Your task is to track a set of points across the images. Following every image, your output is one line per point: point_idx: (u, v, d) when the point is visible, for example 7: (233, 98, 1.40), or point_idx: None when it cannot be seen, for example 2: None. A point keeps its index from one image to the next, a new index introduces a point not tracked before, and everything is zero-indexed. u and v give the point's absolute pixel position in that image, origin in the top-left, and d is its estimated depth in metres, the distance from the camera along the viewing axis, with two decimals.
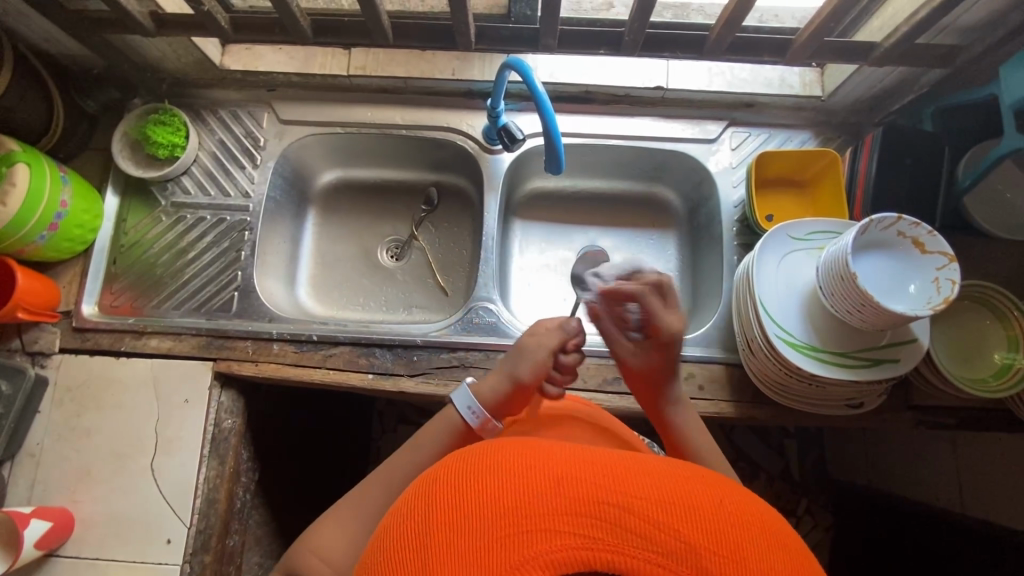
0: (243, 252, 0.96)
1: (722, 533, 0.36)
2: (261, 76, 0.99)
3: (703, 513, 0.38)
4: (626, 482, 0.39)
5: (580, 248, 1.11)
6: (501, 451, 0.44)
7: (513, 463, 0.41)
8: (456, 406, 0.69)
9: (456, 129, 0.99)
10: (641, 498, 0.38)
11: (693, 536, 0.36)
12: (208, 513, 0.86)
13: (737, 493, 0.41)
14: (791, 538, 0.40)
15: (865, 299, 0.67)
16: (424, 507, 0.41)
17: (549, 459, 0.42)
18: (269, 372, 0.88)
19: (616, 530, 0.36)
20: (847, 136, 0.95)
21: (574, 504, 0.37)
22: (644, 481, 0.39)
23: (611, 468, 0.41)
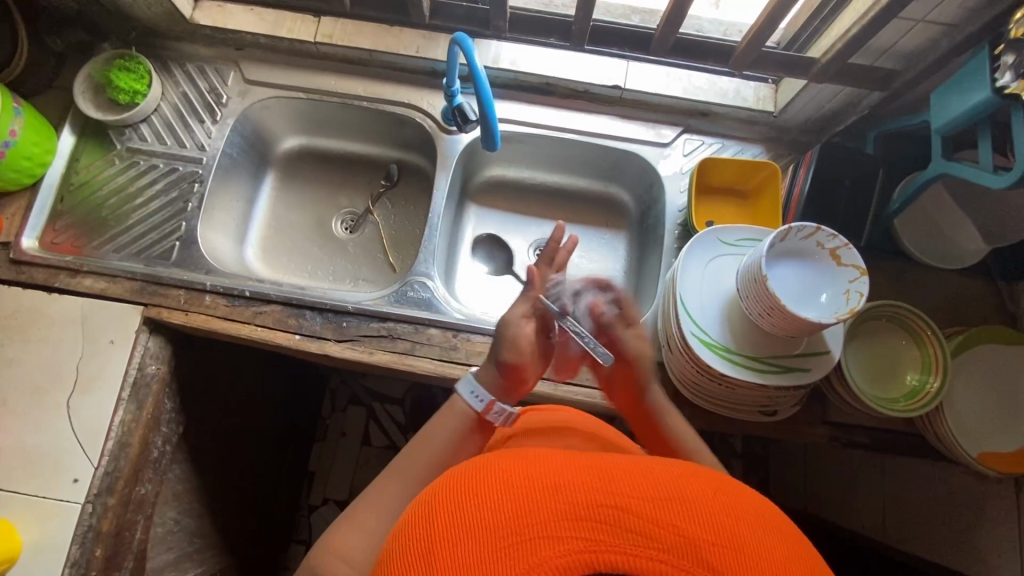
0: (190, 203, 0.97)
1: (720, 525, 0.35)
2: (229, 34, 1.01)
3: (697, 506, 0.36)
4: (621, 483, 0.37)
5: (533, 240, 1.12)
6: (491, 465, 0.42)
7: (506, 475, 0.39)
8: (461, 395, 0.67)
9: (416, 106, 1.00)
10: (638, 497, 0.36)
11: (691, 530, 0.35)
12: (118, 456, 0.86)
13: (725, 484, 0.40)
14: (782, 524, 0.39)
15: (774, 303, 0.69)
16: (419, 530, 0.39)
17: (544, 466, 0.40)
18: (198, 322, 0.88)
19: (614, 529, 0.34)
20: (797, 154, 0.96)
21: (573, 508, 0.36)
22: (641, 480, 0.38)
23: (606, 471, 0.39)
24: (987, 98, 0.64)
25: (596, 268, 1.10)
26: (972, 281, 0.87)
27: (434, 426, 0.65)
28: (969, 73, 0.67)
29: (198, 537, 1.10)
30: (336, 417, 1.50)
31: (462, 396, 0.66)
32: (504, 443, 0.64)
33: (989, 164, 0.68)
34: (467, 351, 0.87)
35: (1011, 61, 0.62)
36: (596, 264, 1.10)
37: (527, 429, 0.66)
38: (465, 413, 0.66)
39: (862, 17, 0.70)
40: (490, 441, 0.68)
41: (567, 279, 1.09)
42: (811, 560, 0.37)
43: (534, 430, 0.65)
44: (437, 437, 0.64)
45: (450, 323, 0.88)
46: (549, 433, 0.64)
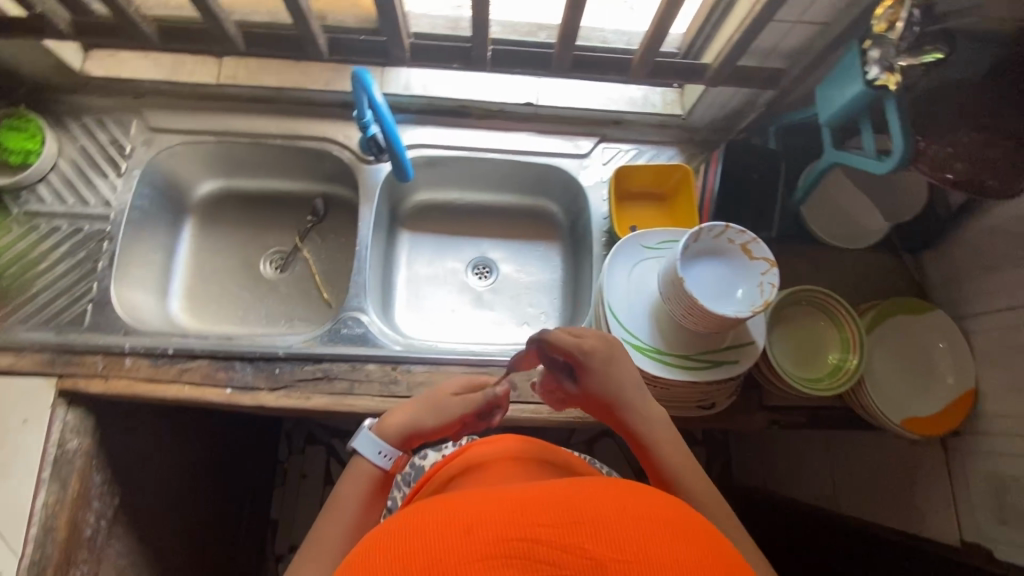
0: (100, 262, 0.92)
1: (629, 539, 0.36)
2: (126, 83, 0.97)
3: (606, 524, 0.37)
4: (534, 512, 0.37)
5: (469, 259, 1.12)
6: (406, 515, 0.40)
7: (418, 523, 0.38)
8: (363, 455, 0.66)
9: (332, 140, 0.99)
10: (550, 524, 0.36)
11: (601, 551, 0.35)
12: (44, 542, 0.80)
13: (637, 493, 0.41)
14: (692, 521, 0.40)
15: (693, 303, 0.71)
16: None
17: (457, 509, 0.39)
18: (119, 388, 0.84)
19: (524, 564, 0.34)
20: (708, 153, 1.00)
21: (483, 548, 0.35)
22: (551, 507, 0.38)
23: (519, 502, 0.39)
24: (861, 90, 0.68)
25: (534, 281, 1.11)
26: (879, 257, 0.92)
27: (348, 489, 0.64)
28: (843, 68, 0.71)
29: None
30: (294, 459, 1.44)
31: (365, 456, 0.66)
32: (443, 484, 0.66)
33: (873, 151, 0.72)
34: (408, 383, 0.86)
35: (876, 55, 0.65)
36: (534, 277, 1.11)
37: (462, 467, 0.68)
38: (370, 472, 0.66)
39: (742, 24, 0.74)
40: (432, 482, 0.71)
41: (507, 295, 1.10)
42: (720, 553, 0.38)
43: (468, 466, 0.68)
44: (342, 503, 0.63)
45: (389, 357, 0.87)
46: (481, 466, 0.67)
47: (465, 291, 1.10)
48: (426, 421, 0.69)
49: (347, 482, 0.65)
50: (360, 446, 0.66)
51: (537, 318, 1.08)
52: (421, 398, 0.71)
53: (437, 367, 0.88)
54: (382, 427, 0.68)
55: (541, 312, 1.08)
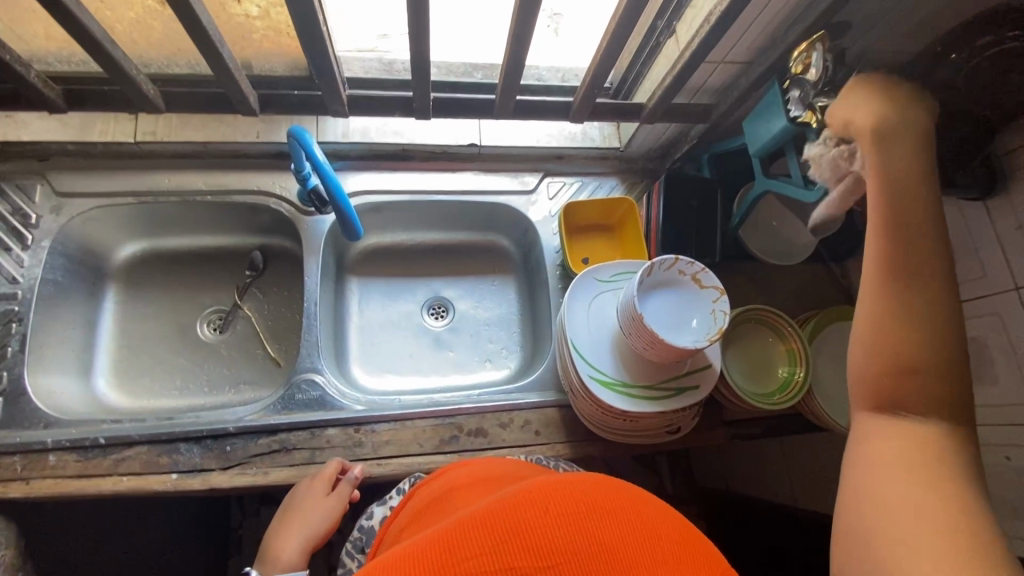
0: (9, 347, 0.82)
1: (550, 545, 0.36)
2: (28, 145, 0.88)
3: (528, 535, 0.37)
4: (455, 550, 0.37)
5: (424, 300, 1.11)
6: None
7: None
8: None
9: (269, 192, 0.94)
10: (476, 554, 0.36)
11: (522, 564, 0.36)
12: None
13: (563, 484, 0.41)
14: (619, 494, 0.41)
15: (654, 337, 0.73)
16: None
17: (389, 561, 0.38)
18: (43, 490, 0.75)
19: None
20: (647, 181, 1.04)
21: None
22: (474, 534, 0.37)
23: (446, 538, 0.38)
24: (786, 126, 0.72)
25: (492, 316, 1.10)
26: (810, 269, 0.99)
27: None
28: (767, 104, 0.76)
29: None
30: None
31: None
32: (395, 534, 0.62)
33: (800, 180, 0.77)
34: (373, 444, 0.83)
35: (796, 95, 0.70)
36: (491, 312, 1.11)
37: (414, 510, 0.65)
38: None
39: (672, 67, 0.78)
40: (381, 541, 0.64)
41: (465, 334, 1.09)
42: (645, 517, 0.39)
43: (418, 509, 0.65)
44: None
45: (351, 418, 0.84)
46: (434, 502, 0.63)
47: (422, 334, 1.08)
48: (312, 529, 0.75)
49: None
50: None
51: (498, 355, 1.07)
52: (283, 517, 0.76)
53: (403, 422, 0.85)
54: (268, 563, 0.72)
55: (502, 347, 1.08)
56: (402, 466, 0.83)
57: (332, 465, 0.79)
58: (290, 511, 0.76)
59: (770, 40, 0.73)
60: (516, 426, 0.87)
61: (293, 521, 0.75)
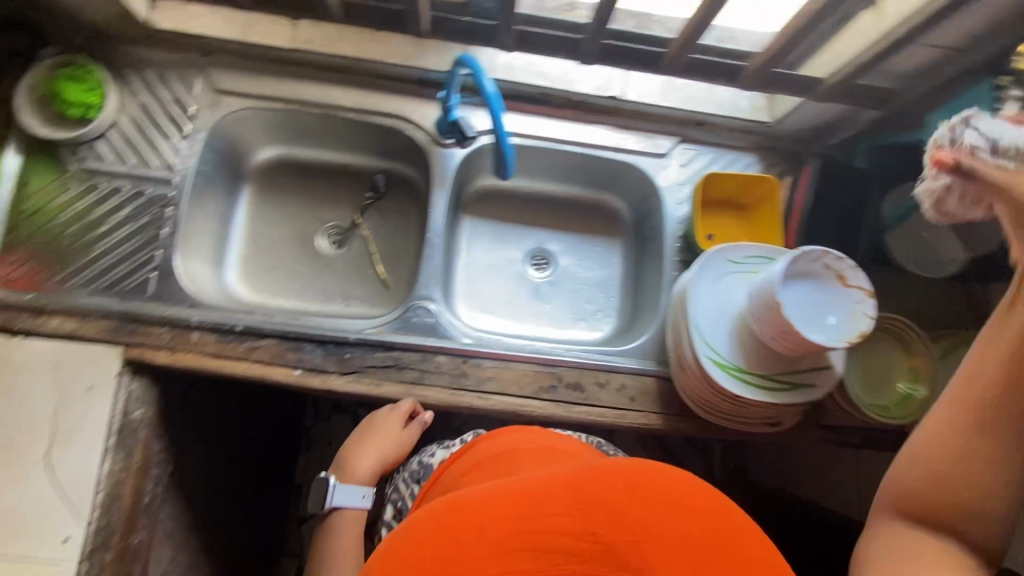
0: (164, 229, 0.88)
1: (633, 522, 0.43)
2: (195, 39, 0.91)
3: (614, 509, 0.43)
4: (545, 502, 0.44)
5: (528, 250, 1.11)
6: (447, 504, 0.46)
7: (453, 524, 0.44)
8: (346, 503, 0.85)
9: (408, 118, 0.94)
10: (563, 513, 0.43)
11: (608, 535, 0.43)
12: (110, 509, 0.81)
13: (642, 467, 0.46)
14: (688, 484, 0.46)
15: (788, 331, 0.71)
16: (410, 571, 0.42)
17: (484, 499, 0.45)
18: (185, 362, 0.82)
19: (542, 552, 0.42)
20: (788, 163, 0.99)
21: (507, 539, 0.42)
22: (569, 494, 0.44)
23: (537, 491, 0.45)
24: None
25: (592, 276, 1.10)
26: None
27: (343, 532, 0.84)
28: (969, 98, 0.69)
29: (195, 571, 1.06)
30: (322, 427, 1.45)
31: (355, 503, 0.86)
32: (456, 477, 0.70)
33: None
34: (476, 378, 0.86)
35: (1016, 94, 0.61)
36: (593, 272, 1.10)
37: (476, 459, 0.71)
38: (353, 515, 0.86)
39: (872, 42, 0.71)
40: (442, 479, 0.72)
41: (564, 289, 1.09)
42: (709, 506, 0.45)
43: (478, 459, 0.71)
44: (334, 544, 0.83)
45: (459, 349, 0.87)
46: (500, 458, 0.69)
47: (523, 282, 1.09)
48: (384, 455, 0.88)
49: (336, 524, 0.85)
50: (331, 498, 0.85)
51: (596, 318, 1.07)
52: (359, 437, 0.90)
53: (506, 363, 0.87)
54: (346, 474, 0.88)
55: (598, 309, 1.08)
56: (501, 404, 0.85)
57: (403, 403, 0.88)
58: (365, 435, 0.89)
59: (999, 28, 0.65)
60: (613, 388, 0.88)
61: (366, 447, 0.88)
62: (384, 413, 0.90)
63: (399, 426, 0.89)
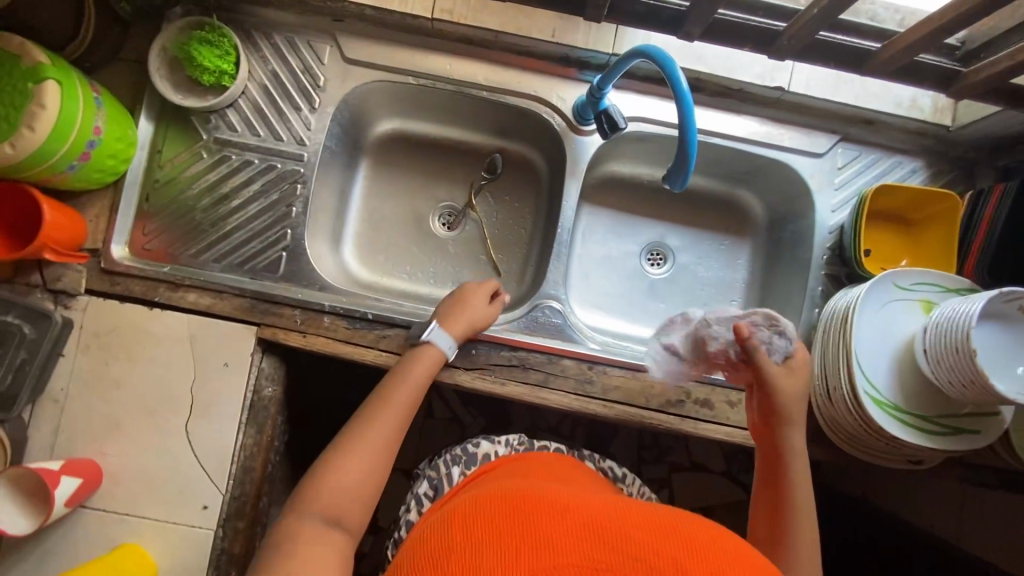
0: (294, 207, 0.86)
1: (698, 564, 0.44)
2: (329, 3, 0.84)
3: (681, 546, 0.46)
4: (620, 521, 0.48)
5: (645, 244, 1.06)
6: (521, 495, 0.52)
7: (528, 505, 0.50)
8: (436, 345, 0.77)
9: (544, 101, 0.88)
10: (633, 537, 0.46)
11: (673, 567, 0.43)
12: (243, 479, 0.83)
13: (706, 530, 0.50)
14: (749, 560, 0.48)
15: (979, 377, 0.64)
16: (477, 531, 0.48)
17: (559, 501, 0.51)
18: (316, 346, 0.82)
19: (608, 549, 0.45)
20: (960, 173, 0.89)
21: (575, 530, 0.46)
22: (633, 520, 0.49)
23: (610, 512, 0.50)
24: None
25: (713, 277, 1.04)
26: None
27: (421, 363, 0.75)
28: None
29: None
30: None
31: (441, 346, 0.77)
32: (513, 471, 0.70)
33: None
34: (603, 385, 0.84)
35: None
36: (713, 273, 1.04)
37: (535, 462, 0.73)
38: (436, 359, 0.76)
39: None
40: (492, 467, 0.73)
41: (682, 288, 1.04)
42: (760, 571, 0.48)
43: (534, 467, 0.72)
44: (408, 370, 0.74)
45: (587, 355, 0.84)
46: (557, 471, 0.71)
47: (639, 278, 1.04)
48: (479, 319, 0.80)
49: (411, 359, 0.76)
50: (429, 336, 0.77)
51: None
52: (449, 301, 0.82)
53: (634, 372, 0.84)
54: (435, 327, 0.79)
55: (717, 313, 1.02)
56: (627, 414, 0.83)
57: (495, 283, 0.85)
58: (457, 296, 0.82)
59: None
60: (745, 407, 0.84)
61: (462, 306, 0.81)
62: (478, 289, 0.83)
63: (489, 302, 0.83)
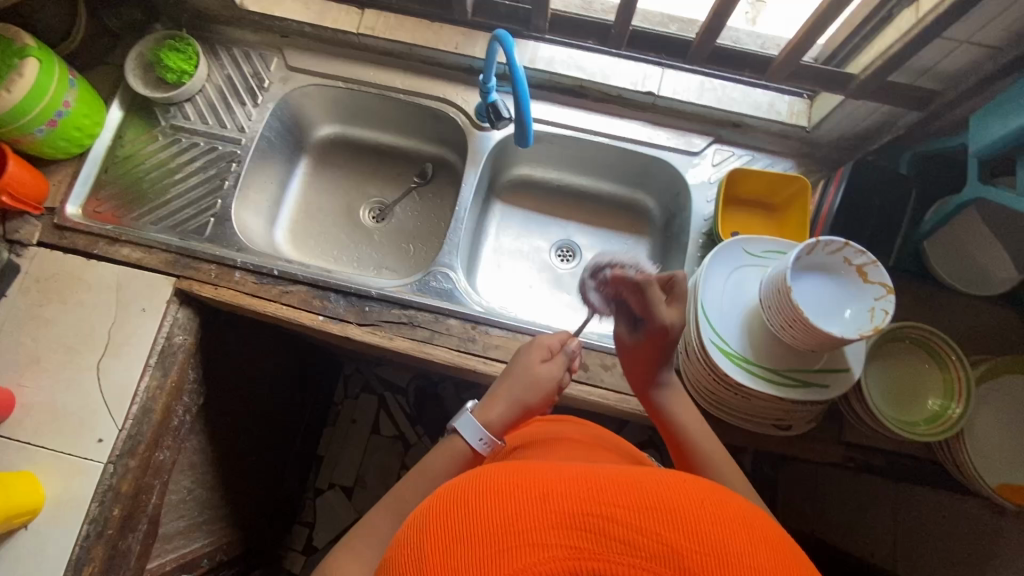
0: (227, 181, 1.00)
1: (702, 532, 0.36)
2: (277, 22, 1.03)
3: (682, 525, 0.36)
4: (620, 495, 0.37)
5: (555, 241, 1.14)
6: (492, 472, 0.41)
7: (513, 485, 0.39)
8: (462, 436, 0.68)
9: (451, 102, 1.02)
10: (635, 528, 0.35)
11: (676, 539, 0.35)
12: (142, 420, 0.88)
13: (716, 496, 0.39)
14: (764, 529, 0.38)
15: (797, 314, 0.68)
16: (443, 510, 0.40)
17: (553, 496, 0.37)
18: (225, 296, 0.91)
19: (603, 539, 0.35)
20: (827, 170, 0.96)
21: (559, 518, 0.36)
22: (640, 495, 0.38)
23: (623, 514, 0.36)
24: None
25: None
26: (1001, 312, 0.84)
27: (442, 461, 0.66)
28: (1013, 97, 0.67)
29: (206, 507, 1.14)
30: (349, 404, 1.58)
31: (467, 440, 0.67)
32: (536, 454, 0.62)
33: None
34: (484, 344, 0.89)
35: None
36: None
37: (545, 438, 0.69)
38: (465, 454, 0.67)
39: (904, 34, 0.71)
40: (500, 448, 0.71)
41: None
42: (789, 553, 0.38)
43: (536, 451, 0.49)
44: (431, 463, 0.66)
45: (470, 316, 0.90)
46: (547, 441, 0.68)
47: (546, 271, 1.11)
48: (520, 398, 0.71)
49: (441, 454, 0.67)
50: (456, 424, 0.68)
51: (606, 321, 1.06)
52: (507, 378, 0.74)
53: (513, 334, 0.89)
54: (480, 413, 0.70)
55: None
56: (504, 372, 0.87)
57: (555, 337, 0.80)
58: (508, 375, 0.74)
59: None
60: (618, 372, 0.88)
61: (508, 386, 0.72)
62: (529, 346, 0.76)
63: (540, 362, 0.75)
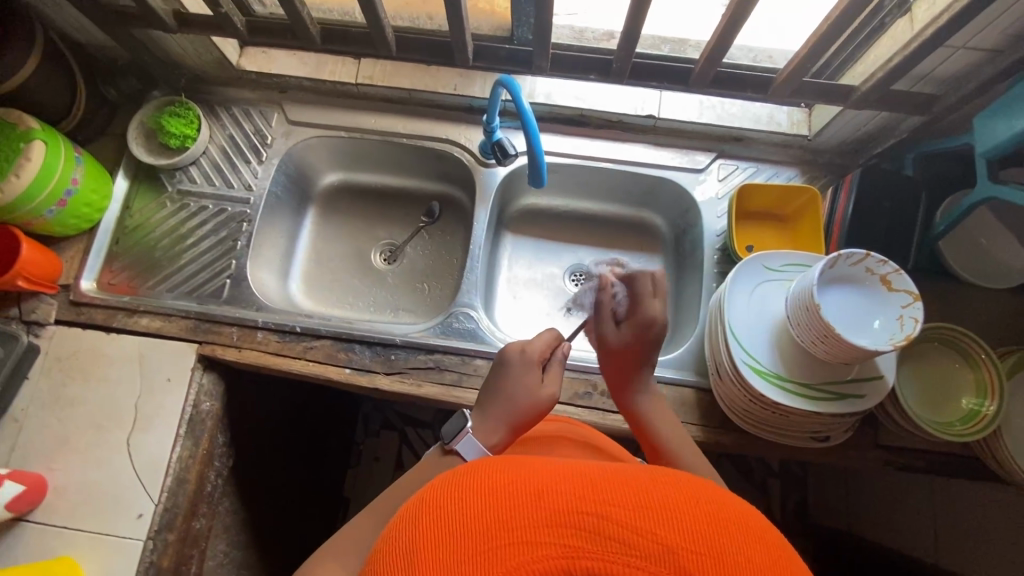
0: (240, 241, 1.00)
1: (700, 530, 0.33)
2: (274, 79, 1.04)
3: (679, 521, 0.33)
4: (612, 489, 0.34)
5: (567, 266, 1.14)
6: (485, 467, 0.39)
7: (503, 481, 0.36)
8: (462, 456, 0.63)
9: (454, 141, 1.03)
10: (629, 526, 0.32)
11: (672, 537, 0.32)
12: (176, 492, 0.88)
13: (715, 491, 0.37)
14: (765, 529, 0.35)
15: (828, 331, 0.69)
16: (434, 506, 0.37)
17: (546, 491, 0.34)
18: (250, 359, 0.91)
19: (595, 537, 0.32)
20: (831, 176, 0.97)
21: (552, 515, 0.33)
22: (634, 490, 0.35)
23: (615, 511, 0.33)
24: None
25: None
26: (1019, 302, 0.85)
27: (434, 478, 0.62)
28: (1015, 98, 0.68)
29: (241, 567, 1.13)
30: (370, 442, 1.57)
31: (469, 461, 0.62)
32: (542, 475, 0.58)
33: None
34: None
35: None
36: None
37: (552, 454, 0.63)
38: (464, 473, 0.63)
39: (901, 46, 0.72)
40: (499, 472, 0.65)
41: None
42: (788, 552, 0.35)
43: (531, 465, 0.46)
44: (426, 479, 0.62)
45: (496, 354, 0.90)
46: None
47: (562, 297, 1.12)
48: (517, 410, 0.67)
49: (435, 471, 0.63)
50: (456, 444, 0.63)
51: None
52: (496, 390, 0.69)
53: None
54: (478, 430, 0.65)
55: None
56: None
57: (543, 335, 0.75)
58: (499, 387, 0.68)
59: None
60: None
61: (500, 398, 0.67)
62: (524, 360, 0.70)
63: (540, 383, 0.70)
